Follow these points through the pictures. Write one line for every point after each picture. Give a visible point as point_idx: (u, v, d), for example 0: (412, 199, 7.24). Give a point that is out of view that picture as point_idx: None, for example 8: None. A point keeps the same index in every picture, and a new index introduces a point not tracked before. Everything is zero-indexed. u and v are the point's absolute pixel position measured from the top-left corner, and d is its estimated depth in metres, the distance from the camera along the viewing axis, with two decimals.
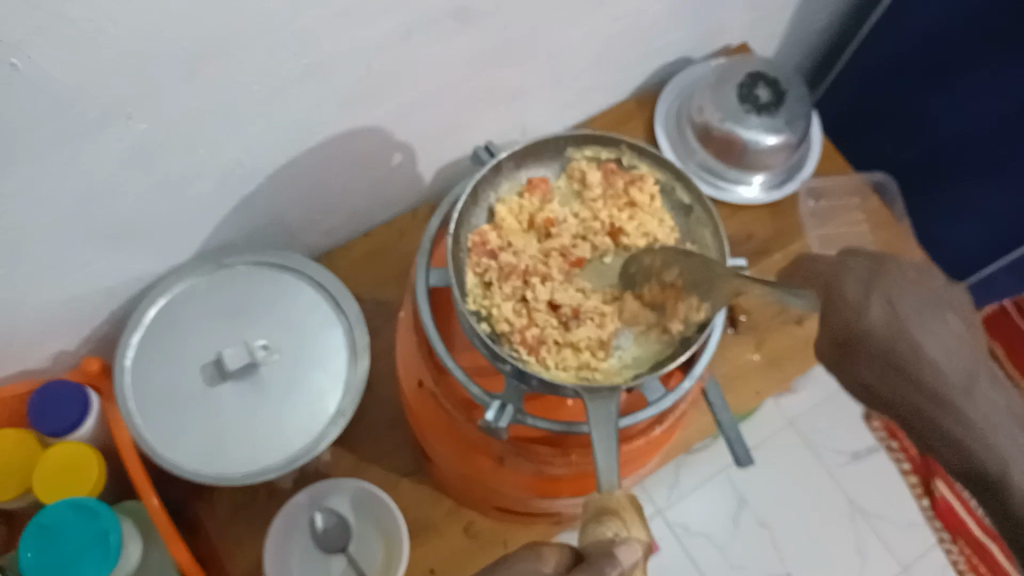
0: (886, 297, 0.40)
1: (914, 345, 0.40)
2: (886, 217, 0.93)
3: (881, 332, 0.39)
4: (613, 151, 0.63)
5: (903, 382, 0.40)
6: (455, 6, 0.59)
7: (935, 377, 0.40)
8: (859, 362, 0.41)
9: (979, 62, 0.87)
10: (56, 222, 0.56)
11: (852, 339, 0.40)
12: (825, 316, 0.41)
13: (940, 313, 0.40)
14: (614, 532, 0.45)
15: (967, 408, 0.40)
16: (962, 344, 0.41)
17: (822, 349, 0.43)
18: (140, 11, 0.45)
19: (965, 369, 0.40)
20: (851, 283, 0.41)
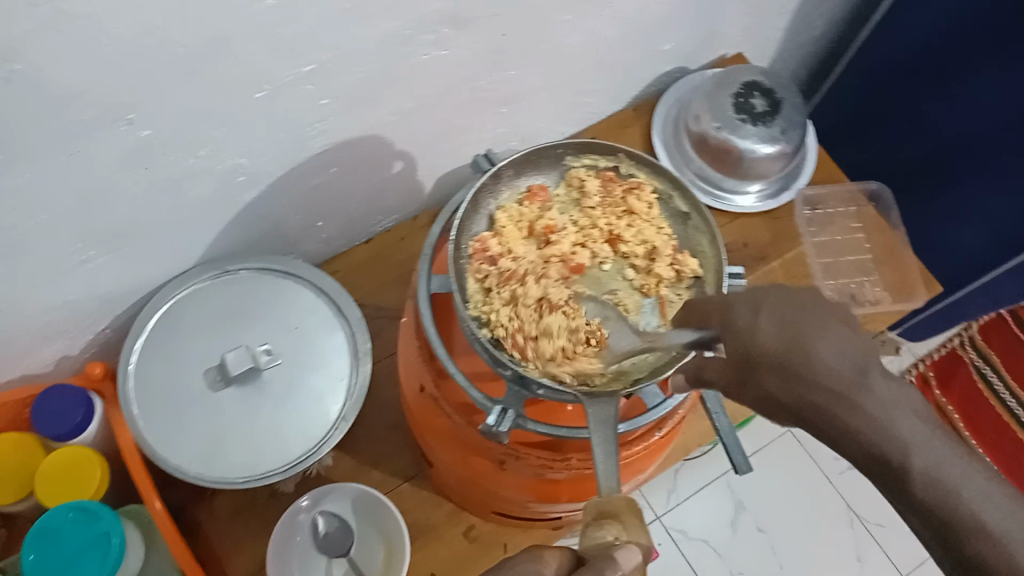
0: (772, 313, 0.40)
1: (807, 352, 0.38)
2: (881, 225, 0.96)
3: (773, 343, 0.39)
4: (611, 159, 0.64)
5: (790, 384, 0.38)
6: (452, 14, 0.60)
7: (831, 377, 0.38)
8: (763, 375, 0.39)
9: (979, 67, 0.88)
10: (60, 226, 0.57)
11: (755, 356, 0.39)
12: (729, 342, 0.41)
13: (828, 320, 0.39)
14: (614, 536, 0.46)
15: (867, 403, 0.37)
16: (858, 351, 0.38)
17: (729, 374, 0.42)
18: (143, 18, 0.46)
19: (861, 368, 0.38)
20: (745, 307, 0.41)
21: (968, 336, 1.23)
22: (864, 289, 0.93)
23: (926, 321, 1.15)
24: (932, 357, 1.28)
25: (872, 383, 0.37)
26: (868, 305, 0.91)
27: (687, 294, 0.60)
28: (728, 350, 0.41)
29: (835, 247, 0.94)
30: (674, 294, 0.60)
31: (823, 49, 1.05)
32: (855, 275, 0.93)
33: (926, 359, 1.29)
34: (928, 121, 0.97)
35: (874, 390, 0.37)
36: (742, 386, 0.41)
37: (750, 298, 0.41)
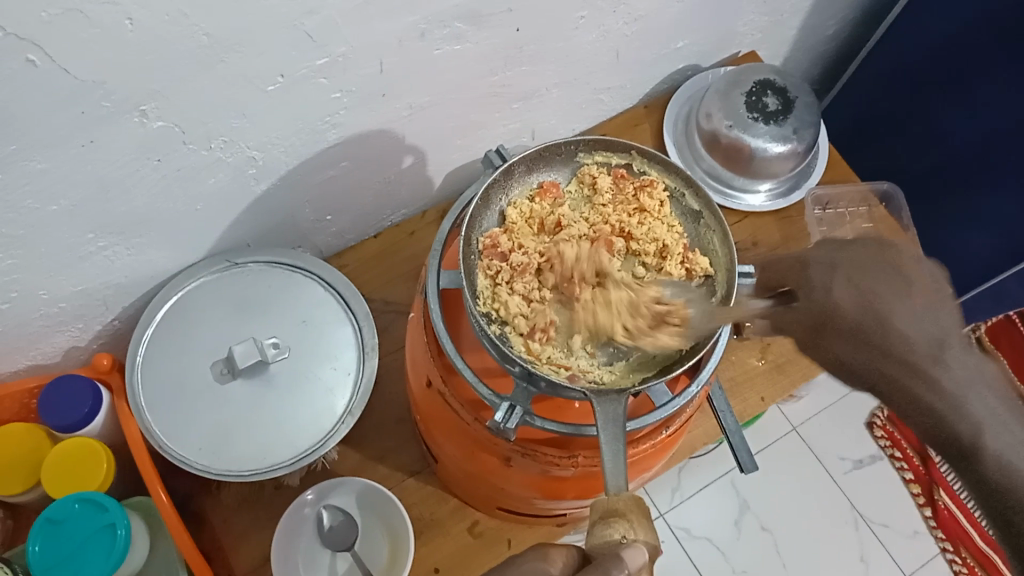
0: (854, 288, 0.51)
1: (878, 324, 0.49)
2: (893, 226, 0.93)
3: (851, 316, 0.50)
4: (623, 157, 0.64)
5: (862, 349, 0.50)
6: (468, 10, 0.60)
7: (905, 349, 0.49)
8: (834, 340, 0.51)
9: (990, 69, 0.88)
10: (71, 216, 0.57)
11: (827, 324, 0.51)
12: (800, 312, 0.52)
13: (901, 294, 0.50)
14: (622, 536, 0.45)
15: (939, 376, 0.48)
16: (927, 319, 0.49)
17: (806, 339, 0.53)
18: (161, 8, 0.46)
19: (931, 339, 0.49)
20: (821, 277, 0.52)
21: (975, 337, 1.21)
22: None
23: None
24: None
25: (942, 353, 0.48)
26: None
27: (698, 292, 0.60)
28: (805, 318, 0.52)
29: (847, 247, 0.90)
30: None
31: (837, 48, 1.04)
32: None
33: None
34: (939, 123, 0.96)
35: (940, 360, 0.49)
36: (812, 346, 0.53)
37: (828, 270, 0.52)
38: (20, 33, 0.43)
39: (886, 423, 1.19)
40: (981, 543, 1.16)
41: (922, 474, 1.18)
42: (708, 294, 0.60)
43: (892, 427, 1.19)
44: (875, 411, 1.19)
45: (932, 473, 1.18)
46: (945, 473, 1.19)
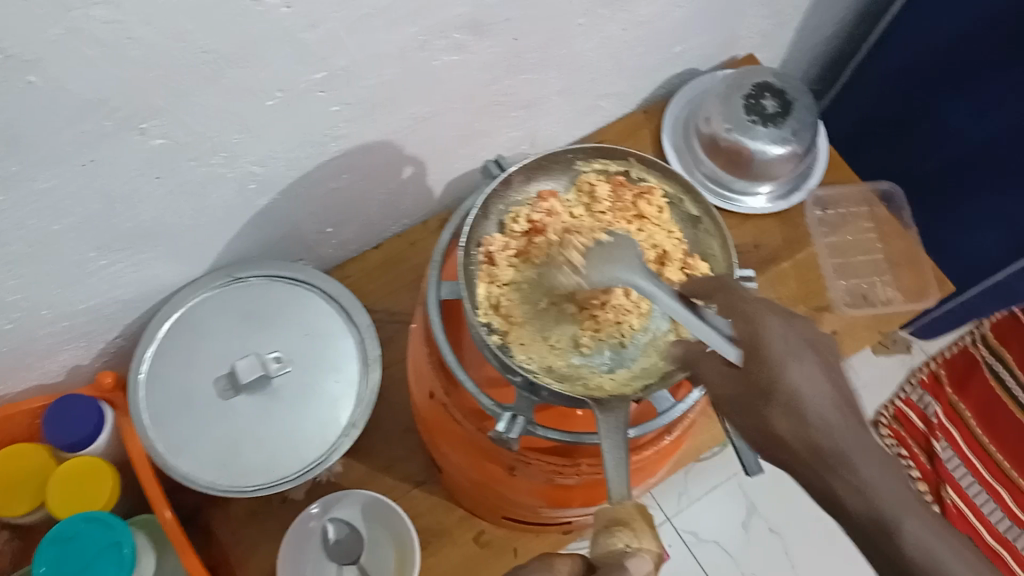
0: (802, 358, 0.43)
1: (819, 402, 0.42)
2: (895, 226, 0.96)
3: (799, 391, 0.42)
4: (622, 164, 0.64)
5: (799, 424, 0.42)
6: (469, 20, 0.60)
7: (831, 436, 0.41)
8: (771, 414, 0.42)
9: (996, 65, 0.87)
10: (75, 234, 0.57)
11: (774, 396, 0.42)
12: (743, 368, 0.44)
13: (831, 366, 0.43)
14: (626, 544, 0.45)
15: (858, 465, 0.41)
16: (852, 405, 0.43)
17: (741, 400, 0.44)
18: (161, 25, 0.46)
19: (856, 431, 0.42)
20: (780, 336, 0.43)
21: (979, 335, 1.26)
22: (876, 289, 0.93)
23: (938, 321, 1.14)
24: (944, 356, 1.26)
25: (868, 447, 0.41)
26: (880, 304, 0.91)
27: None
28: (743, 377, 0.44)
29: (847, 247, 0.94)
30: None
31: (837, 48, 1.04)
32: (866, 276, 0.93)
33: (938, 357, 1.26)
34: (941, 117, 0.96)
35: (861, 446, 0.41)
36: (749, 414, 0.43)
37: (785, 332, 0.44)
38: (23, 54, 0.43)
39: (891, 421, 1.21)
40: (991, 540, 1.15)
41: (931, 471, 1.18)
42: None
43: (898, 425, 1.21)
44: (880, 411, 1.22)
45: (940, 471, 1.18)
46: (954, 470, 1.18)
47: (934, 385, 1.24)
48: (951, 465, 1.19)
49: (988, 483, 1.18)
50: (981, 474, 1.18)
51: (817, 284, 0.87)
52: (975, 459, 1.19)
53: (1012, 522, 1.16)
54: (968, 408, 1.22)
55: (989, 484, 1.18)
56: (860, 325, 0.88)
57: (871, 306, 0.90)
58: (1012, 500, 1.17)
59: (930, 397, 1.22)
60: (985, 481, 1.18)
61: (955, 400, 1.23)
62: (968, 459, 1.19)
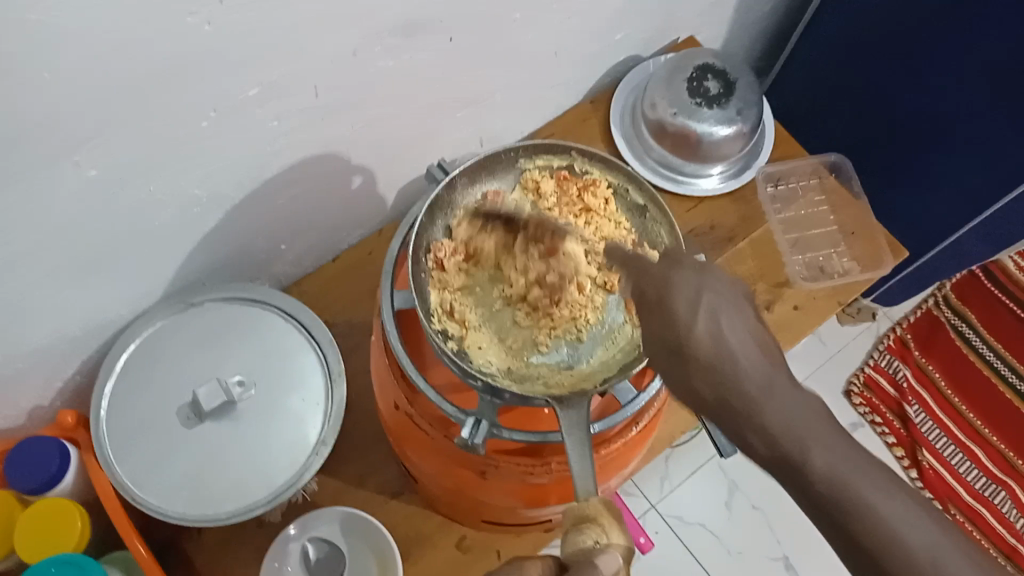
0: (707, 309, 0.42)
1: (729, 353, 0.41)
2: (846, 197, 0.98)
3: (706, 347, 0.41)
4: (565, 158, 0.64)
5: (710, 378, 0.41)
6: (401, 23, 0.60)
7: (739, 387, 0.41)
8: (684, 372, 0.42)
9: (927, 32, 0.88)
10: (15, 274, 0.56)
11: (685, 355, 0.42)
12: (653, 328, 0.44)
13: (740, 316, 0.43)
14: (593, 540, 0.46)
15: (765, 413, 0.40)
16: (765, 351, 0.42)
17: (659, 363, 0.44)
18: (79, 54, 0.45)
19: (765, 376, 0.41)
20: (683, 292, 0.43)
21: (942, 297, 1.28)
22: (832, 261, 0.94)
23: (899, 287, 1.16)
24: (908, 319, 1.27)
25: (776, 392, 0.40)
26: (837, 275, 0.92)
27: None
28: (655, 338, 0.44)
29: (801, 222, 0.96)
30: None
31: (775, 24, 1.05)
32: (822, 248, 0.95)
33: (903, 321, 1.27)
34: (880, 83, 0.97)
35: (775, 394, 0.40)
36: (667, 374, 0.43)
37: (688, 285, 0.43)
38: None
39: (862, 390, 1.21)
40: (969, 498, 1.17)
41: (905, 436, 1.20)
42: None
43: (869, 393, 1.22)
44: (852, 380, 1.22)
45: (915, 435, 1.20)
46: (927, 432, 1.20)
47: (901, 350, 1.25)
48: (924, 428, 1.21)
49: (963, 442, 1.21)
50: (955, 434, 1.21)
51: (775, 259, 0.88)
52: (948, 420, 1.22)
53: (989, 479, 1.18)
54: (938, 369, 1.25)
55: (965, 443, 1.21)
56: (820, 298, 0.88)
57: (829, 277, 0.91)
58: (987, 456, 1.20)
59: (898, 362, 1.24)
60: (960, 440, 1.21)
61: (923, 363, 1.25)
62: (941, 419, 1.22)
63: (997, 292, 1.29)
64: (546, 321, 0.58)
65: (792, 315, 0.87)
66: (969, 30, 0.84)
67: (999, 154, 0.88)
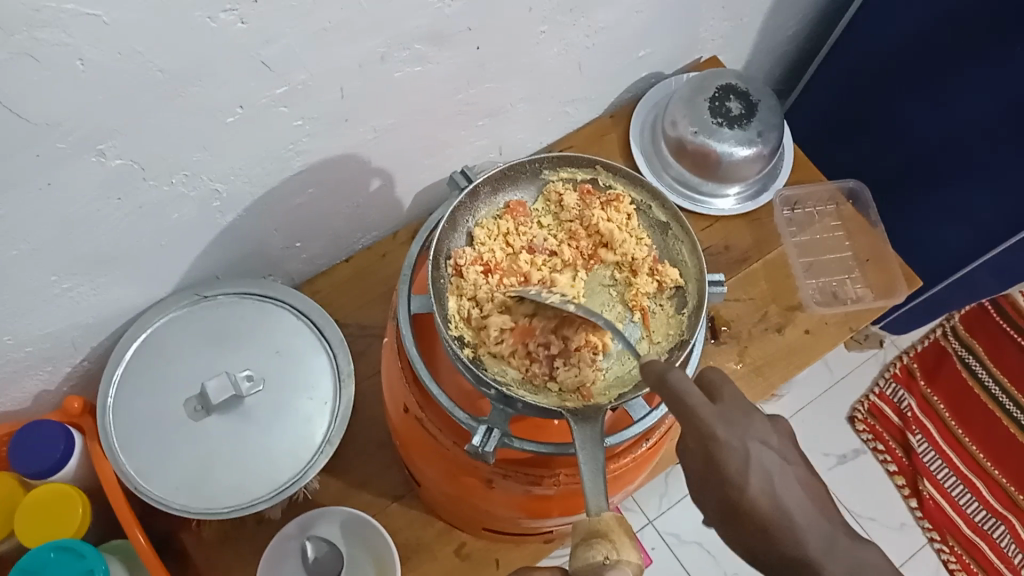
0: (758, 467, 0.46)
1: (785, 515, 0.45)
2: (861, 223, 0.97)
3: (763, 505, 0.45)
4: (589, 172, 0.64)
5: (766, 539, 0.45)
6: (429, 30, 0.60)
7: (799, 542, 0.45)
8: (742, 527, 0.45)
9: (953, 68, 0.88)
10: (33, 260, 0.56)
11: (743, 511, 0.45)
12: (707, 485, 0.46)
13: (787, 466, 0.47)
14: (605, 556, 0.45)
15: (827, 567, 0.44)
16: (811, 499, 0.47)
17: (713, 513, 0.46)
18: (112, 46, 0.45)
19: (820, 533, 0.45)
20: (734, 449, 0.45)
21: (950, 328, 1.28)
22: (846, 287, 0.94)
23: (910, 316, 1.16)
24: (917, 349, 1.26)
25: (834, 546, 0.45)
26: (850, 301, 0.92)
27: (670, 304, 0.60)
28: (709, 495, 0.46)
29: (816, 246, 0.95)
30: (655, 305, 0.61)
31: (799, 48, 1.05)
32: (836, 273, 0.94)
33: (911, 350, 1.26)
34: (902, 116, 0.97)
35: (831, 552, 0.45)
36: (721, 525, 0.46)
37: (735, 443, 0.45)
38: None
39: (867, 417, 1.21)
40: (968, 532, 1.16)
41: (908, 466, 1.19)
42: (681, 306, 0.60)
43: (874, 420, 1.21)
44: (856, 406, 1.22)
45: (916, 465, 1.19)
46: (930, 464, 1.20)
47: (907, 378, 1.25)
48: (927, 458, 1.20)
49: (966, 475, 1.20)
50: (956, 464, 1.21)
51: (789, 284, 0.87)
52: (950, 452, 1.21)
53: (989, 514, 1.18)
54: (942, 401, 1.24)
55: (966, 475, 1.20)
56: (831, 324, 0.87)
57: (842, 303, 0.91)
58: (989, 491, 1.19)
59: (904, 391, 1.24)
60: (962, 472, 1.20)
61: (929, 393, 1.25)
62: (944, 452, 1.21)
63: (1006, 327, 1.28)
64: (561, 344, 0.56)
65: (804, 339, 0.85)
66: (996, 70, 0.84)
67: (1009, 186, 0.88)
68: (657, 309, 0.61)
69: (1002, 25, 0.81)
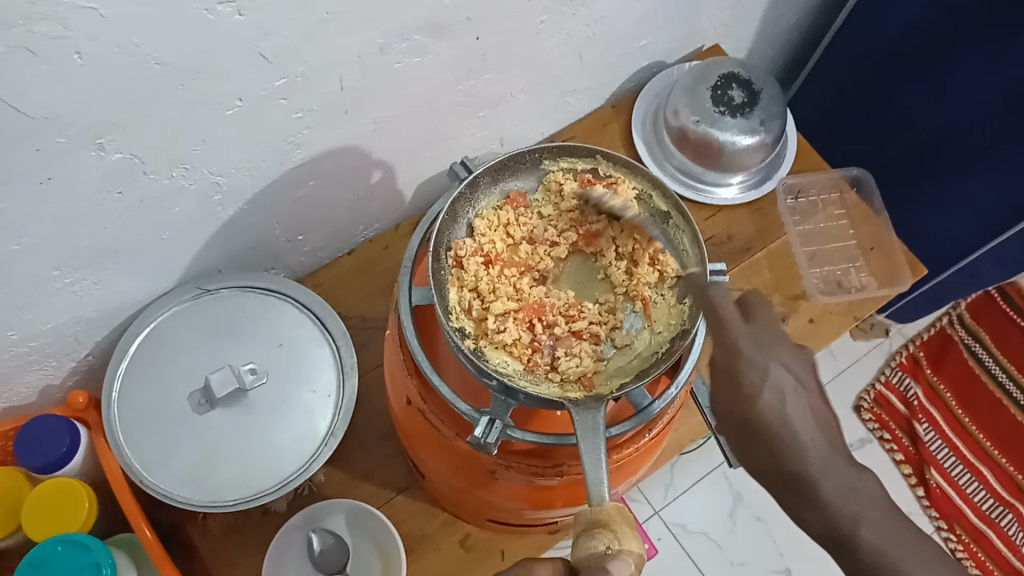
0: (774, 383, 0.49)
1: (787, 428, 0.47)
2: (865, 211, 0.97)
3: (769, 417, 0.48)
4: (589, 161, 0.62)
5: (768, 447, 0.47)
6: (428, 21, 0.60)
7: (799, 456, 0.46)
8: (749, 438, 0.48)
9: (957, 56, 0.88)
10: (35, 254, 0.56)
11: (751, 420, 0.48)
12: (727, 394, 0.50)
13: (805, 391, 0.49)
14: (606, 547, 0.45)
15: (821, 483, 0.45)
16: (823, 423, 0.48)
17: (728, 423, 0.50)
18: (110, 39, 0.45)
19: (822, 452, 0.47)
20: (754, 362, 0.50)
21: (956, 315, 1.28)
22: (850, 276, 0.93)
23: (914, 304, 1.15)
24: (922, 338, 1.26)
25: (833, 467, 0.46)
26: (855, 291, 0.91)
27: (671, 293, 0.60)
28: (727, 403, 0.50)
29: (820, 234, 0.95)
30: (656, 294, 0.60)
31: (801, 36, 1.05)
32: (840, 262, 0.94)
33: (916, 339, 1.26)
34: (907, 106, 0.97)
35: (828, 470, 0.46)
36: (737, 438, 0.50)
37: (755, 358, 0.50)
38: None
39: (873, 406, 1.21)
40: (975, 519, 1.16)
41: (914, 454, 1.19)
42: (682, 295, 0.59)
43: (880, 409, 1.21)
44: (862, 395, 1.21)
45: (923, 454, 1.19)
46: (936, 452, 1.20)
47: (913, 367, 1.25)
48: (933, 447, 1.20)
49: (972, 463, 1.20)
50: (963, 453, 1.20)
51: (792, 273, 0.87)
52: (956, 439, 1.21)
53: (996, 502, 1.18)
54: (948, 389, 1.24)
55: (972, 464, 1.20)
56: (835, 313, 0.87)
57: (846, 292, 0.90)
58: (994, 476, 1.19)
59: (909, 379, 1.23)
60: (967, 460, 1.20)
61: (935, 381, 1.24)
62: (950, 440, 1.21)
63: (1012, 314, 1.28)
64: (569, 335, 0.58)
65: (807, 328, 0.86)
66: (1001, 59, 0.83)
67: (1016, 174, 0.87)
68: (658, 299, 0.60)
69: (1009, 11, 0.80)
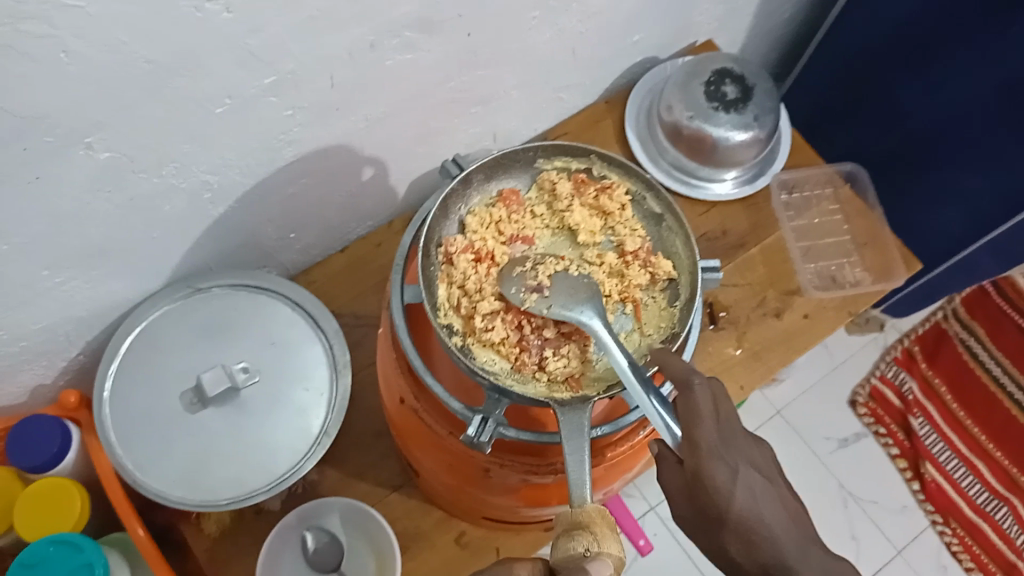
0: (743, 483, 0.47)
1: (762, 524, 0.46)
2: (859, 207, 0.97)
3: (742, 515, 0.46)
4: (583, 161, 0.63)
5: (745, 543, 0.46)
6: (418, 18, 0.59)
7: (776, 548, 0.46)
8: (724, 536, 0.47)
9: (952, 50, 0.87)
10: (23, 255, 0.56)
11: (723, 520, 0.47)
12: (692, 493, 0.48)
13: (772, 485, 0.48)
14: (585, 548, 0.45)
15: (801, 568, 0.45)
16: (791, 514, 0.48)
17: (694, 523, 0.48)
18: (98, 38, 0.45)
19: (797, 543, 0.46)
20: (718, 461, 0.47)
21: (950, 310, 1.28)
22: (844, 271, 0.93)
23: (909, 299, 1.15)
24: (916, 332, 1.26)
25: (808, 555, 0.45)
26: (849, 285, 0.91)
27: (662, 296, 0.60)
28: (692, 501, 0.48)
29: (814, 230, 0.95)
30: (648, 297, 0.61)
31: (795, 30, 1.04)
32: (834, 257, 0.94)
33: (911, 334, 1.26)
34: (902, 100, 0.96)
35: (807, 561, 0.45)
36: (703, 535, 0.48)
37: (721, 457, 0.48)
38: None
39: (868, 400, 1.21)
40: (970, 513, 1.17)
41: (909, 448, 1.19)
42: (673, 299, 0.60)
43: (875, 403, 1.21)
44: (857, 390, 1.22)
45: (918, 448, 1.19)
46: (931, 445, 1.20)
47: (908, 362, 1.25)
48: (928, 441, 1.20)
49: (967, 457, 1.20)
50: (958, 448, 1.20)
51: (786, 269, 0.87)
52: (951, 433, 1.21)
53: (991, 495, 1.18)
54: (944, 383, 1.24)
55: (967, 458, 1.20)
56: (830, 308, 0.86)
57: (840, 287, 0.90)
58: (989, 471, 1.19)
59: (905, 373, 1.24)
60: (963, 454, 1.20)
61: (930, 375, 1.24)
62: (945, 434, 1.21)
63: (1006, 307, 1.28)
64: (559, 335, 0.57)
65: (801, 324, 0.85)
66: (995, 52, 0.83)
67: (1010, 168, 0.87)
68: (650, 301, 0.60)
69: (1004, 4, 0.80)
